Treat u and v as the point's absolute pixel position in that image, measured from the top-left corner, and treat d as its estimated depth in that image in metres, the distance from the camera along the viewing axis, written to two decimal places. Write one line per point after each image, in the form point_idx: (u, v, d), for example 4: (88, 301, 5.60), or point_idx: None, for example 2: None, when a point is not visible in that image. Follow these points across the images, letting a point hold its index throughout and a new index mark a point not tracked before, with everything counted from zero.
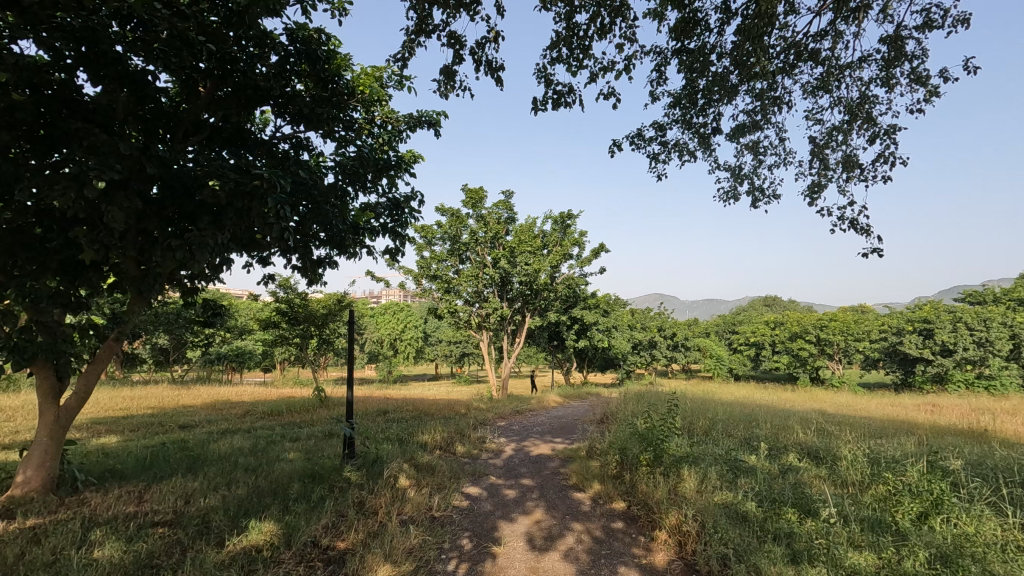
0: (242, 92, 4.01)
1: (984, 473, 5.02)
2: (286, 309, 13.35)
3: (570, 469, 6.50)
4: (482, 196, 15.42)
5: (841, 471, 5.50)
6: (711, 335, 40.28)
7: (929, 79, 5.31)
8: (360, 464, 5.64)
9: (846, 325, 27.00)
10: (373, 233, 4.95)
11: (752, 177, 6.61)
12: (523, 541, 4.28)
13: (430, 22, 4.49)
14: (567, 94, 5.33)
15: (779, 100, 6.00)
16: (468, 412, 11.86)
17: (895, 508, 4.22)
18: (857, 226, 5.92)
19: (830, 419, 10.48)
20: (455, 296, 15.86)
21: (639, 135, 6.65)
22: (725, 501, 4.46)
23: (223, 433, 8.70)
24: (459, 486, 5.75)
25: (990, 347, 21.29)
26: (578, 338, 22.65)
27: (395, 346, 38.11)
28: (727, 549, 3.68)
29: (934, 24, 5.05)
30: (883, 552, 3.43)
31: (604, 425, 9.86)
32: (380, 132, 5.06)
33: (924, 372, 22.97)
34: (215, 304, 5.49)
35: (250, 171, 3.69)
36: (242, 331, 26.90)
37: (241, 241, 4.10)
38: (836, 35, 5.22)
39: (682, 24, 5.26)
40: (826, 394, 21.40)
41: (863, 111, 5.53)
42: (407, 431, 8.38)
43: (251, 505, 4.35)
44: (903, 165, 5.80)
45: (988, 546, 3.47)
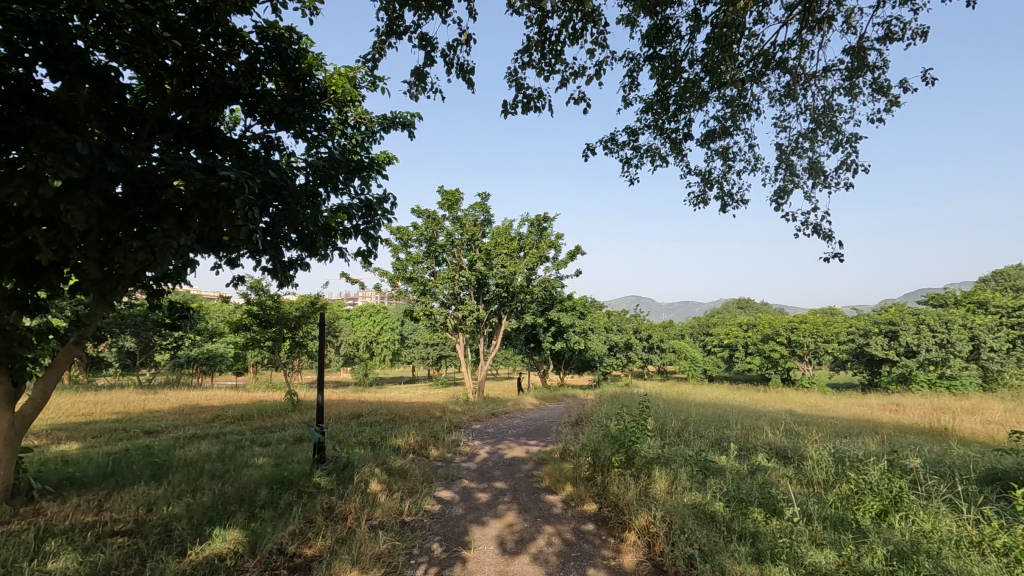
0: (210, 90, 3.94)
1: (942, 472, 5.19)
2: (258, 311, 13.11)
3: (543, 472, 6.51)
4: (459, 198, 15.38)
5: (807, 471, 5.61)
6: (686, 337, 40.93)
7: (890, 89, 5.49)
8: (331, 468, 5.55)
9: (816, 328, 27.62)
10: (346, 235, 4.87)
11: (721, 183, 6.72)
12: (495, 545, 4.26)
13: (401, 24, 4.46)
14: (537, 98, 5.34)
15: (748, 106, 6.11)
16: (443, 415, 11.81)
17: (857, 507, 4.35)
18: (821, 231, 6.07)
19: (799, 418, 10.71)
20: (431, 299, 15.75)
21: (611, 139, 6.70)
22: (693, 502, 4.52)
23: (191, 438, 8.51)
24: (432, 490, 5.71)
25: (952, 347, 22.02)
26: (555, 340, 22.73)
27: (371, 348, 37.64)
28: (693, 550, 3.73)
29: (895, 36, 5.24)
30: (843, 549, 3.52)
31: (578, 427, 9.90)
32: (352, 132, 4.99)
33: (889, 372, 23.64)
34: (182, 306, 5.34)
35: (217, 171, 3.61)
36: (213, 334, 26.28)
37: (208, 242, 3.98)
38: (803, 45, 5.36)
39: (654, 31, 5.34)
40: (798, 394, 21.83)
41: (827, 119, 5.68)
42: (381, 434, 8.31)
43: (217, 513, 4.25)
44: (864, 173, 5.96)
45: (944, 542, 3.60)
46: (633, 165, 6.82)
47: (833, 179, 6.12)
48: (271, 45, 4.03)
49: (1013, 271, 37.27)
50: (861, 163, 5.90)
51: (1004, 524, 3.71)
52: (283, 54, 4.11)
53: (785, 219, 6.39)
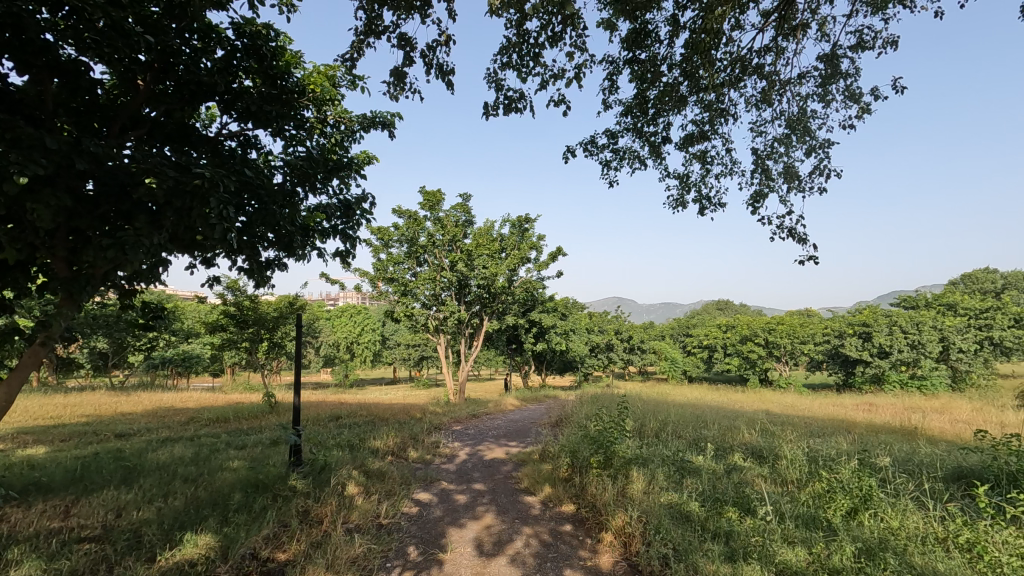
0: (185, 87, 3.85)
1: (910, 470, 5.33)
2: (235, 311, 12.89)
3: (522, 473, 6.52)
4: (440, 199, 15.32)
5: (781, 470, 5.71)
6: (666, 338, 41.36)
7: (862, 97, 5.63)
8: (307, 471, 5.47)
9: (792, 329, 28.10)
10: (324, 235, 4.81)
11: (699, 186, 6.81)
12: (472, 547, 4.26)
13: (380, 23, 4.42)
14: (518, 100, 5.34)
15: (726, 111, 6.20)
16: (424, 416, 11.75)
17: (828, 505, 4.44)
18: (795, 234, 6.19)
19: (775, 418, 10.88)
20: (412, 299, 15.65)
21: (591, 142, 6.75)
22: (670, 502, 4.57)
23: (163, 441, 8.32)
24: (410, 492, 5.67)
25: (923, 349, 22.57)
26: (537, 341, 22.78)
27: (352, 350, 37.20)
28: (668, 550, 3.76)
29: (867, 45, 5.37)
30: (814, 548, 3.58)
31: (558, 428, 9.93)
32: (332, 132, 4.93)
33: (863, 373, 24.15)
34: (156, 306, 5.22)
35: (191, 168, 3.54)
36: (189, 335, 25.76)
37: (182, 241, 3.89)
38: (778, 52, 5.46)
39: (633, 35, 5.40)
40: (775, 394, 22.20)
41: (802, 125, 5.79)
42: (359, 436, 8.22)
43: (188, 518, 4.17)
44: (837, 178, 6.10)
45: (910, 539, 3.69)
46: (613, 168, 6.87)
47: (808, 184, 6.24)
48: (247, 43, 3.96)
49: (980, 275, 38.39)
50: (833, 168, 6.04)
51: (967, 520, 3.82)
52: (260, 53, 4.03)
53: (761, 222, 6.52)
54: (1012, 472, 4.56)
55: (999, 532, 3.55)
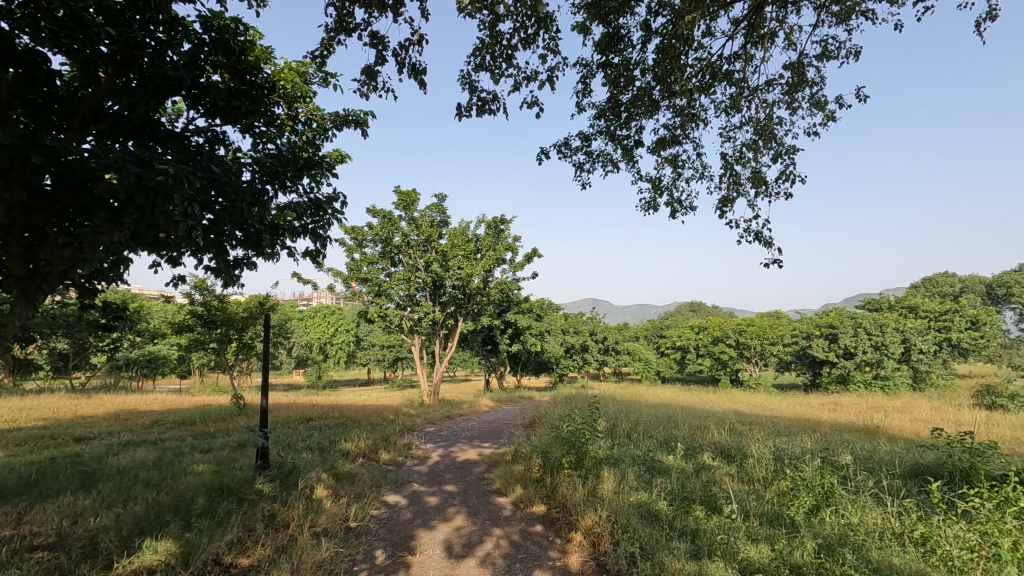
0: (149, 81, 3.73)
1: (871, 467, 5.51)
2: (202, 311, 12.56)
3: (494, 474, 6.51)
4: (415, 199, 15.22)
5: (748, 468, 5.83)
6: (640, 339, 41.89)
7: (827, 104, 5.79)
8: (274, 475, 5.35)
9: (762, 330, 28.71)
10: (294, 234, 4.72)
11: (671, 190, 6.91)
12: (441, 549, 4.23)
13: (351, 21, 4.37)
14: (491, 101, 5.31)
15: (697, 116, 6.31)
16: (397, 418, 11.64)
17: (792, 502, 4.55)
18: (761, 238, 6.32)
19: (743, 418, 11.08)
20: (386, 300, 15.50)
21: (565, 143, 6.78)
22: (639, 501, 4.62)
23: (125, 445, 8.06)
24: (380, 495, 5.62)
25: (885, 350, 23.33)
26: (512, 342, 22.79)
27: (325, 350, 36.64)
28: (635, 549, 3.80)
29: (831, 54, 5.53)
30: (776, 544, 3.66)
31: (531, 429, 9.96)
32: (303, 129, 4.85)
33: (829, 373, 24.81)
34: (118, 306, 5.05)
35: (153, 164, 3.43)
36: (154, 335, 25.07)
37: (145, 240, 3.77)
38: (747, 59, 5.57)
39: (606, 39, 5.45)
40: (745, 395, 22.65)
41: (769, 131, 5.92)
42: (330, 438, 8.11)
43: (148, 523, 4.05)
44: (801, 184, 6.26)
45: (869, 534, 3.80)
46: (586, 170, 6.91)
47: (774, 189, 6.39)
48: (214, 36, 3.87)
49: (940, 279, 39.78)
50: (799, 175, 6.19)
51: (922, 515, 3.96)
52: (227, 47, 3.94)
53: (729, 226, 6.66)
54: (963, 469, 4.74)
55: (951, 526, 3.69)
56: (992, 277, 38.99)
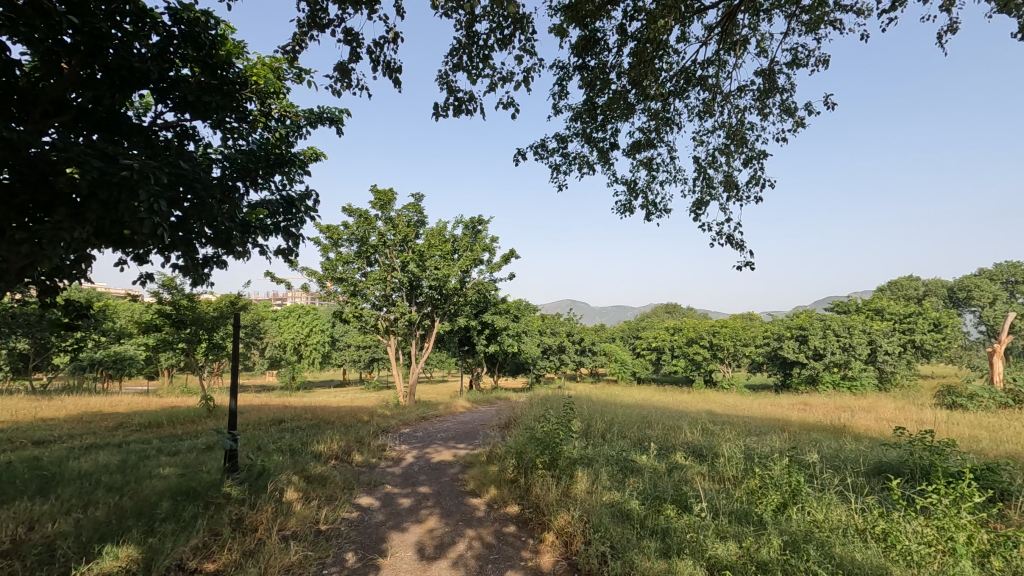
0: (115, 73, 3.62)
1: (836, 465, 5.66)
2: (170, 311, 12.22)
3: (468, 475, 6.48)
4: (392, 198, 15.10)
5: (719, 467, 5.92)
6: (616, 340, 42.28)
7: (796, 111, 5.93)
8: (243, 478, 5.23)
9: (735, 332, 29.23)
10: (265, 232, 4.62)
11: (645, 193, 6.98)
12: (413, 550, 4.20)
13: (324, 17, 4.32)
14: (468, 101, 5.29)
15: (671, 120, 6.40)
16: (372, 419, 11.54)
17: (760, 500, 4.64)
18: (733, 241, 6.43)
19: (715, 417, 11.26)
20: (361, 300, 15.33)
21: (541, 145, 6.80)
22: (611, 501, 4.66)
23: (87, 449, 7.80)
24: (351, 497, 5.55)
25: (853, 351, 23.95)
26: (489, 343, 22.75)
27: (299, 351, 36.02)
28: (606, 547, 3.83)
29: (800, 62, 5.67)
30: (743, 542, 3.73)
31: (506, 429, 9.95)
32: (276, 126, 4.77)
33: (799, 373, 25.37)
34: (80, 305, 4.88)
35: (118, 158, 3.33)
36: (121, 335, 24.37)
37: (109, 237, 3.65)
38: (719, 64, 5.67)
39: (583, 42, 5.48)
40: (718, 395, 22.98)
41: (740, 136, 6.04)
42: (302, 440, 7.98)
43: (110, 528, 3.93)
44: (771, 189, 6.40)
45: (833, 530, 3.91)
46: (562, 172, 6.95)
47: (745, 194, 6.51)
48: (184, 30, 3.78)
49: (904, 282, 41.03)
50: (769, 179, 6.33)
51: (884, 512, 4.07)
52: (197, 41, 3.85)
53: (701, 228, 6.77)
54: (923, 466, 4.89)
55: (910, 522, 3.80)
56: (952, 279, 40.36)
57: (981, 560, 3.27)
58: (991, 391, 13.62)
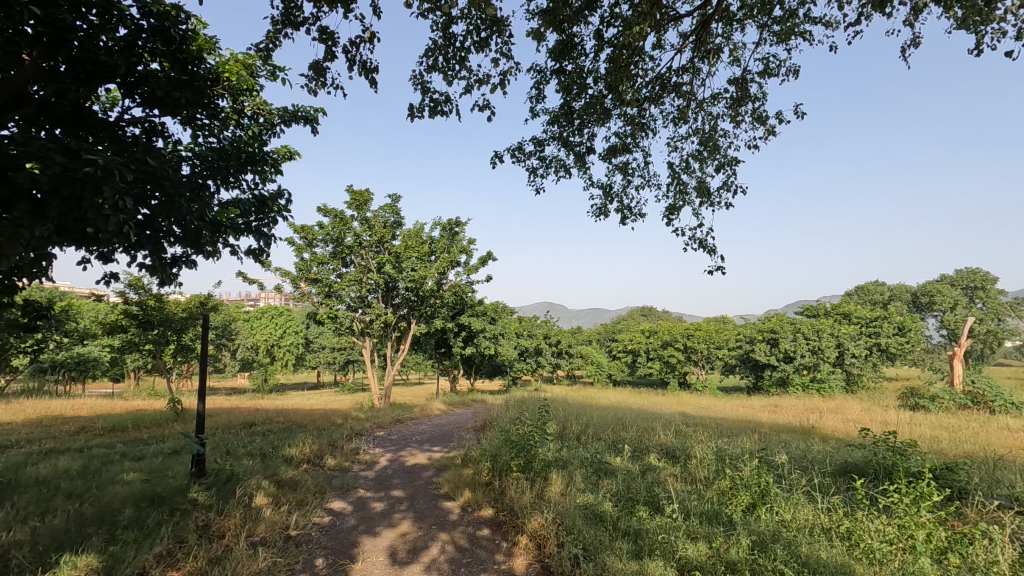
0: (80, 66, 3.50)
1: (804, 466, 5.79)
2: (137, 311, 11.87)
3: (442, 478, 6.44)
4: (368, 199, 14.94)
5: (691, 468, 6.00)
6: (592, 343, 42.55)
7: (767, 119, 6.06)
8: (211, 483, 5.11)
9: (708, 335, 29.70)
10: (236, 232, 4.52)
11: (621, 197, 7.05)
12: (385, 555, 4.16)
13: (299, 14, 4.26)
14: (444, 103, 5.27)
15: (646, 126, 6.48)
16: (345, 422, 11.39)
17: (730, 501, 4.73)
18: (705, 245, 6.54)
19: (688, 420, 11.42)
20: (336, 301, 15.14)
21: (518, 148, 6.82)
22: (585, 503, 4.69)
23: (46, 454, 7.52)
24: (323, 501, 5.46)
25: (821, 354, 24.55)
26: (465, 345, 22.66)
27: (272, 353, 35.35)
28: (579, 549, 3.85)
29: (772, 72, 5.80)
30: (714, 542, 3.79)
31: (482, 432, 9.93)
32: (249, 124, 4.69)
33: (770, 376, 25.91)
34: (39, 305, 4.69)
35: (81, 154, 3.21)
36: (84, 336, 23.60)
37: (72, 235, 3.52)
38: (694, 72, 5.77)
39: (560, 47, 5.52)
40: (691, 397, 23.29)
41: (713, 143, 6.14)
42: (273, 444, 7.83)
43: (69, 536, 3.80)
44: (743, 194, 6.52)
45: (800, 529, 4.00)
46: (539, 175, 6.98)
47: (717, 199, 6.63)
48: (153, 24, 3.67)
49: (871, 286, 42.25)
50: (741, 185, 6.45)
51: (848, 511, 4.18)
52: (167, 35, 3.73)
53: (675, 233, 6.87)
54: (886, 466, 5.04)
55: (873, 520, 3.91)
56: (915, 284, 41.69)
57: (939, 557, 3.38)
58: (951, 393, 14.11)
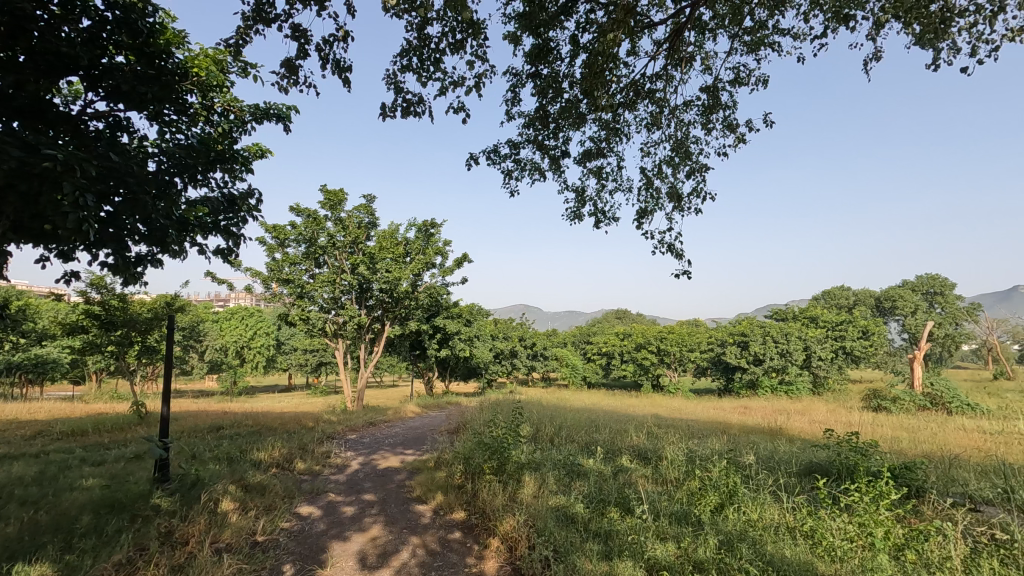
0: (40, 57, 3.39)
1: (770, 466, 5.93)
2: (99, 312, 11.48)
3: (415, 481, 6.39)
4: (342, 199, 14.76)
5: (662, 470, 6.08)
6: (568, 345, 42.78)
7: (737, 127, 6.20)
8: (174, 488, 4.97)
9: (681, 338, 30.13)
10: (204, 231, 4.43)
11: (594, 201, 7.12)
12: (354, 560, 4.11)
13: (271, 10, 4.19)
14: (417, 104, 5.24)
15: (620, 131, 6.56)
16: (317, 425, 11.20)
17: (699, 501, 4.81)
18: (674, 249, 6.65)
19: (660, 422, 11.56)
20: (308, 302, 14.90)
21: (494, 150, 6.82)
22: (557, 505, 4.71)
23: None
24: (292, 506, 5.37)
25: (790, 356, 25.15)
26: (440, 347, 22.52)
27: (241, 354, 34.57)
28: (549, 551, 3.87)
29: (742, 81, 5.94)
30: (681, 542, 3.85)
31: (455, 435, 9.88)
32: (219, 121, 4.60)
33: (741, 378, 26.42)
34: None
35: (40, 147, 3.11)
36: (42, 337, 22.72)
37: (29, 232, 3.40)
38: (667, 79, 5.87)
39: (536, 51, 5.55)
40: (664, 399, 23.58)
41: (684, 149, 6.25)
42: (240, 448, 7.66)
43: (23, 545, 3.66)
44: (712, 200, 6.65)
45: (766, 529, 4.09)
46: (514, 178, 6.99)
47: (688, 204, 6.76)
48: (119, 15, 3.58)
49: (837, 291, 43.47)
50: (710, 191, 6.58)
51: (812, 510, 4.29)
52: (133, 27, 3.66)
53: (646, 237, 6.97)
54: (847, 465, 5.19)
55: (834, 518, 4.03)
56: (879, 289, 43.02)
57: (896, 553, 3.49)
58: (911, 394, 14.60)
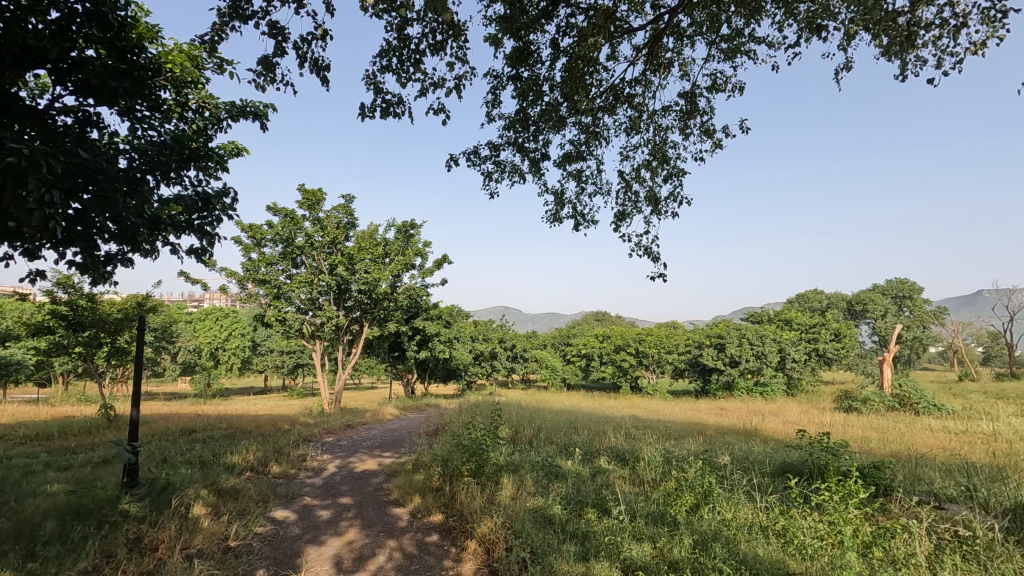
0: (4, 49, 3.27)
1: (744, 466, 6.03)
2: (66, 312, 11.15)
3: (392, 484, 6.34)
4: (320, 198, 14.58)
5: (639, 471, 6.13)
6: (547, 347, 42.89)
7: (714, 133, 6.30)
8: (144, 493, 4.84)
9: (659, 340, 30.44)
10: (176, 230, 4.34)
11: (573, 203, 7.15)
12: (330, 564, 4.05)
13: (247, 7, 4.13)
14: (396, 104, 5.21)
15: (600, 135, 6.60)
16: (293, 427, 11.03)
17: (675, 501, 4.87)
18: (651, 253, 6.72)
19: (638, 423, 11.66)
20: (285, 303, 14.68)
21: (474, 152, 6.80)
22: (535, 506, 4.72)
23: None
24: (266, 510, 5.28)
25: (765, 358, 25.61)
26: (420, 349, 22.38)
27: (216, 356, 33.91)
28: (526, 553, 3.88)
29: (719, 87, 6.04)
30: (657, 542, 3.89)
31: (434, 437, 9.82)
32: (193, 118, 4.50)
33: (717, 380, 26.79)
34: None
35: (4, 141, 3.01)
36: (6, 338, 21.95)
37: None
38: (646, 84, 5.93)
39: (517, 54, 5.57)
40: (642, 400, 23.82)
41: (663, 154, 6.33)
42: (213, 452, 7.50)
43: None
44: (689, 204, 6.75)
45: (740, 528, 4.16)
46: (494, 180, 6.98)
47: (665, 208, 6.84)
48: (89, 8, 3.47)
49: (811, 295, 44.38)
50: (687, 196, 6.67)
51: (784, 509, 4.37)
52: (104, 21, 3.54)
53: (624, 240, 7.03)
54: (819, 465, 5.31)
55: (805, 517, 4.12)
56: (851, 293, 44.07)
57: (864, 550, 3.58)
58: (881, 395, 14.98)
